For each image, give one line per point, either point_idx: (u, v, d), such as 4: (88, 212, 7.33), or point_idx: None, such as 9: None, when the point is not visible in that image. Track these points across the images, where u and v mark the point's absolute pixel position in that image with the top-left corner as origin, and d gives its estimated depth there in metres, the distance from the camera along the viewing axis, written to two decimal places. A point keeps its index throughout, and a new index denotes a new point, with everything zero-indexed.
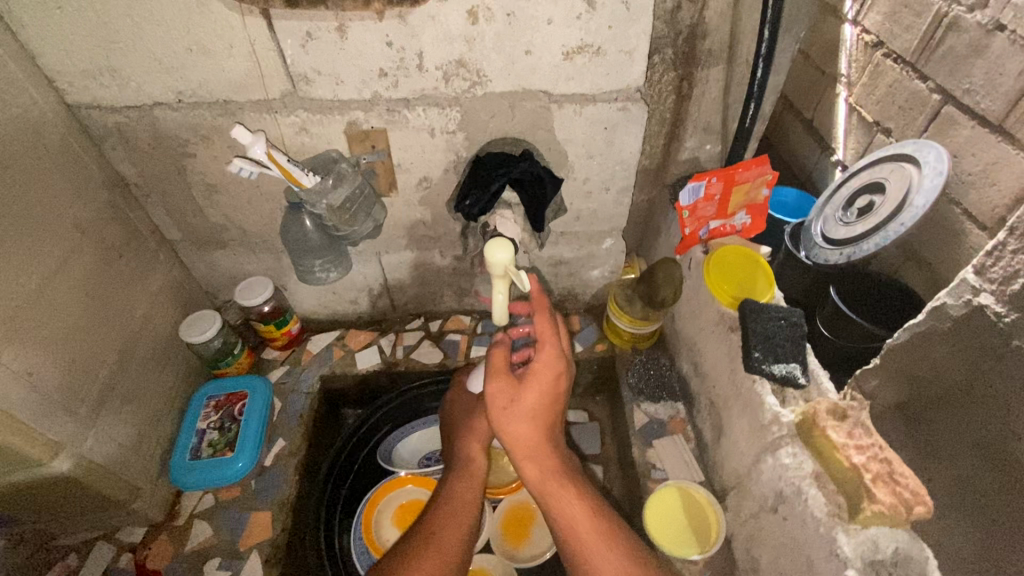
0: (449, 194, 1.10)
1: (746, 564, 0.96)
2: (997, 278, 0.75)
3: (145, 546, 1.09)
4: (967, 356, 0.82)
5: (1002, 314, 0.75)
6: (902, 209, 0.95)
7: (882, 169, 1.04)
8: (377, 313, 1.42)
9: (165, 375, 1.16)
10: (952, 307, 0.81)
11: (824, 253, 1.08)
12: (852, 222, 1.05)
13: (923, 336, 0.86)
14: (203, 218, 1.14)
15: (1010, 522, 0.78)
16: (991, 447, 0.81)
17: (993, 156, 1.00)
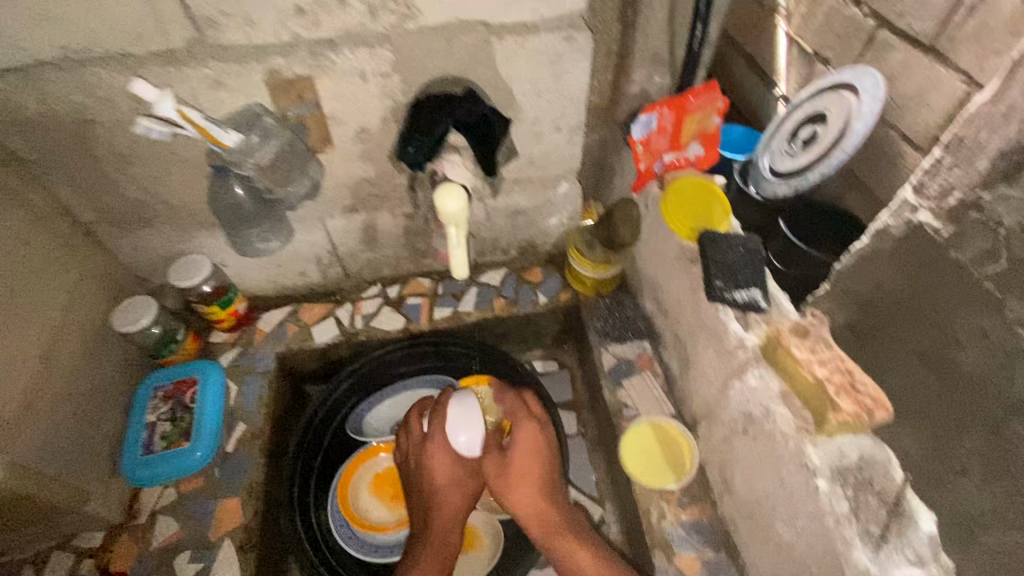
0: (391, 145, 1.03)
1: (720, 486, 0.99)
2: (934, 195, 0.74)
3: (106, 549, 1.02)
4: (910, 271, 0.79)
5: (939, 229, 0.74)
6: (845, 138, 0.95)
7: (821, 99, 1.01)
8: (329, 283, 1.34)
9: (102, 369, 1.07)
10: (894, 227, 0.79)
11: (773, 187, 1.07)
12: (797, 153, 1.04)
13: (866, 257, 0.83)
14: (119, 194, 1.03)
15: (952, 425, 0.76)
16: (935, 360, 0.78)
17: (926, 79, 1.00)
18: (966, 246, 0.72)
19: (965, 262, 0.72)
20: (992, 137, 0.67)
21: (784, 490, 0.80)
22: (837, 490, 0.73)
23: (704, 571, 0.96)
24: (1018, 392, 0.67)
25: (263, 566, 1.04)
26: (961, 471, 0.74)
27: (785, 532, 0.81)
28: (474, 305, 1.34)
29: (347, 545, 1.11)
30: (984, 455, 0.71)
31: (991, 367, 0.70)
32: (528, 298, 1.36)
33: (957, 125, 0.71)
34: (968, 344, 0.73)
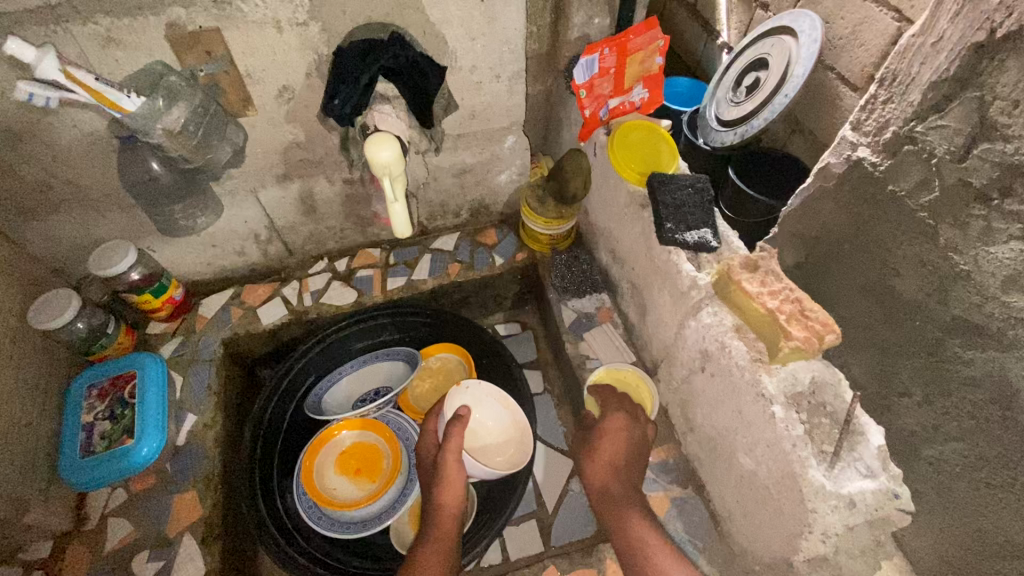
0: (318, 104, 0.96)
1: (683, 426, 1.01)
2: (872, 130, 0.76)
3: (56, 560, 0.96)
4: (850, 205, 0.80)
5: (877, 164, 0.75)
6: (784, 83, 0.95)
7: (765, 45, 1.02)
8: (271, 262, 1.27)
9: (25, 371, 0.98)
10: (836, 166, 0.81)
11: (720, 137, 1.08)
12: (741, 100, 1.04)
13: (814, 198, 0.85)
14: (15, 177, 0.93)
15: (894, 355, 0.78)
16: (875, 290, 0.79)
17: (861, 16, 0.98)
18: (901, 178, 0.72)
19: (901, 194, 0.72)
20: (924, 68, 0.67)
21: (742, 420, 0.82)
22: (793, 414, 0.74)
23: (673, 508, 0.98)
24: (952, 312, 0.69)
25: (229, 555, 1.00)
26: (905, 394, 0.77)
27: (746, 462, 0.83)
28: (428, 272, 1.30)
29: (317, 526, 1.06)
30: (920, 373, 0.74)
31: (928, 290, 0.71)
32: (484, 261, 1.32)
33: (890, 59, 0.72)
34: (904, 271, 0.74)
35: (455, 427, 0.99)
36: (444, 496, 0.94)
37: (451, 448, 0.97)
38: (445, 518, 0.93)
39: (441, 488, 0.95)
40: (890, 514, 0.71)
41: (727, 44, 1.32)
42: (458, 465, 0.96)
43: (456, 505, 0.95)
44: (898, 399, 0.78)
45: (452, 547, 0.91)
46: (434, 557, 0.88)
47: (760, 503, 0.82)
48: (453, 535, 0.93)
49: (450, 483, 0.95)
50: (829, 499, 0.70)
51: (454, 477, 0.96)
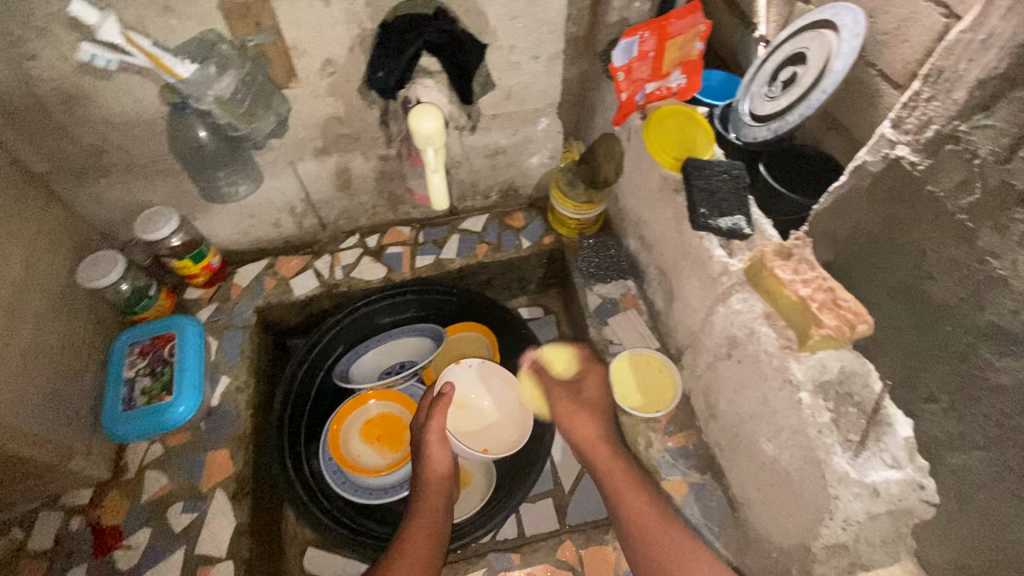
0: (360, 78, 0.98)
1: (706, 413, 1.01)
2: (912, 128, 0.74)
3: (96, 505, 1.01)
4: (886, 207, 0.78)
5: (917, 163, 0.73)
6: (822, 78, 0.91)
7: (802, 39, 0.98)
8: (305, 235, 1.30)
9: (72, 327, 1.03)
10: (872, 164, 0.79)
11: (752, 132, 1.04)
12: (777, 95, 1.00)
13: (846, 197, 0.83)
14: (71, 141, 0.97)
15: (921, 356, 0.77)
16: (907, 292, 0.78)
17: (909, 11, 0.89)
18: (941, 178, 0.71)
19: (940, 194, 0.71)
20: (970, 67, 0.66)
21: (767, 406, 0.82)
22: (820, 402, 0.75)
23: (691, 493, 0.99)
24: (986, 318, 0.68)
25: (258, 512, 1.05)
26: (930, 399, 0.76)
27: (768, 448, 0.83)
28: (456, 252, 1.32)
29: (341, 490, 1.11)
30: (952, 378, 0.73)
31: (962, 295, 0.70)
32: (511, 243, 1.33)
33: (936, 55, 0.69)
34: (940, 275, 0.73)
35: (437, 407, 1.02)
36: (428, 474, 0.99)
37: (432, 428, 1.01)
38: (431, 493, 0.98)
39: (424, 467, 1.00)
40: (914, 506, 0.71)
41: (766, 38, 1.24)
42: (440, 443, 1.01)
43: (441, 481, 0.99)
44: (922, 403, 0.78)
45: (439, 520, 0.94)
46: (423, 532, 0.92)
47: (780, 489, 0.82)
48: (439, 508, 0.96)
49: (432, 460, 1.00)
50: (852, 486, 0.71)
51: (435, 455, 1.00)
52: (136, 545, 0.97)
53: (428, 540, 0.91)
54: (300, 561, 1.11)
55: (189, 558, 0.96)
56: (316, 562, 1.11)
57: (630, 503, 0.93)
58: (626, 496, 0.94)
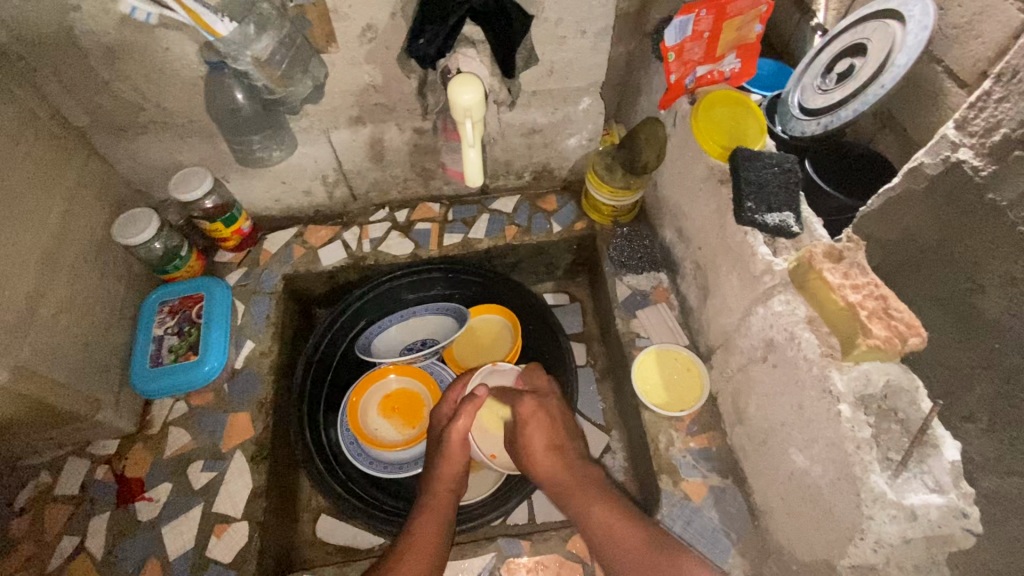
0: (399, 46, 0.96)
1: (732, 416, 0.97)
2: (978, 131, 0.67)
3: (121, 457, 1.04)
4: (939, 213, 0.73)
5: (980, 168, 0.67)
6: (882, 72, 0.84)
7: (865, 29, 0.90)
8: (335, 205, 1.29)
9: (105, 282, 1.05)
10: (929, 167, 0.72)
11: (801, 126, 0.97)
12: (830, 88, 0.93)
13: (897, 199, 0.76)
14: (110, 95, 0.98)
15: (969, 380, 0.72)
16: (951, 306, 0.74)
17: (983, 3, 0.81)
18: (1007, 186, 0.65)
19: (1004, 204, 0.65)
20: None
21: (801, 415, 0.78)
22: (860, 416, 0.71)
23: (710, 497, 0.96)
24: None
25: (275, 476, 1.06)
26: (966, 417, 0.72)
27: (798, 459, 0.80)
28: (485, 233, 1.29)
29: (357, 462, 1.12)
30: (991, 400, 0.69)
31: (1014, 311, 0.67)
32: (541, 226, 1.30)
33: (1014, 52, 0.63)
34: (992, 289, 0.69)
35: (466, 408, 0.97)
36: (444, 471, 0.95)
37: (457, 428, 0.96)
38: (442, 490, 0.94)
39: (441, 463, 0.95)
40: (953, 533, 0.66)
41: (823, 27, 1.13)
42: (462, 445, 0.96)
43: (455, 480, 0.95)
44: (955, 420, 0.74)
45: (447, 519, 0.90)
46: (430, 528, 0.88)
47: (808, 502, 0.78)
48: (448, 506, 0.92)
49: (450, 459, 0.95)
50: (887, 508, 0.67)
51: (455, 455, 0.95)
52: (157, 498, 1.00)
53: (432, 537, 0.87)
54: (313, 526, 1.13)
55: (207, 515, 0.98)
56: (328, 529, 1.13)
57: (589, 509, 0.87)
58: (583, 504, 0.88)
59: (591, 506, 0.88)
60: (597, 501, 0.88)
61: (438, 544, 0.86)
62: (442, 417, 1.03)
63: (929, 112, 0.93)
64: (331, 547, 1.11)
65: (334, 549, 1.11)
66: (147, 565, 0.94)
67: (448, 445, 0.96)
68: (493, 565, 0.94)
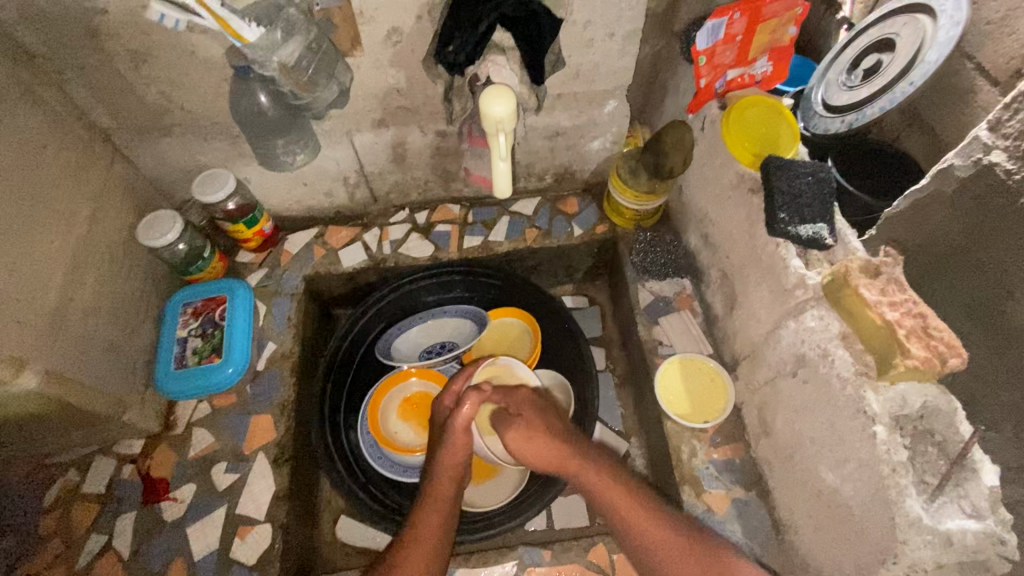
0: (424, 49, 0.95)
1: (757, 428, 0.96)
2: (1013, 133, 0.65)
3: (146, 456, 1.05)
4: (971, 216, 0.70)
5: (1012, 172, 0.65)
6: (911, 69, 0.81)
7: (894, 24, 0.87)
8: (355, 206, 1.29)
9: (130, 283, 1.06)
10: (960, 169, 0.70)
11: (825, 123, 0.94)
12: (855, 85, 0.90)
13: (924, 203, 0.74)
14: (136, 98, 0.98)
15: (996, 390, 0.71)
16: (978, 309, 0.71)
17: None
18: None
19: None
20: None
21: (833, 434, 0.77)
22: (897, 438, 0.69)
23: (733, 509, 0.94)
24: None
25: (297, 479, 1.07)
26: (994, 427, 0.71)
27: (828, 477, 0.78)
28: (505, 236, 1.28)
29: (378, 465, 1.13)
30: (1018, 408, 0.68)
31: None
32: (562, 229, 1.29)
33: None
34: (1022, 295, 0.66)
35: (471, 397, 0.97)
36: (446, 461, 0.93)
37: (460, 417, 0.95)
38: (445, 481, 0.92)
39: (445, 454, 0.94)
40: (989, 559, 0.64)
41: (848, 21, 1.10)
42: (464, 433, 0.95)
43: (459, 471, 0.93)
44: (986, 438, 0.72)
45: (450, 510, 0.89)
46: (434, 522, 0.87)
47: (839, 521, 0.77)
48: (452, 497, 0.91)
49: (455, 449, 0.94)
50: (923, 533, 0.65)
51: (460, 444, 0.94)
52: (183, 498, 1.01)
53: (434, 531, 0.86)
54: (333, 527, 1.14)
55: (231, 516, 0.99)
56: (348, 531, 1.14)
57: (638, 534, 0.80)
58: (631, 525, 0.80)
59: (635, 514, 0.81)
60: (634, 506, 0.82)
61: (442, 539, 0.85)
62: (443, 408, 1.02)
63: (958, 111, 0.90)
64: (352, 548, 1.12)
65: (354, 550, 1.12)
66: (173, 565, 0.95)
67: (452, 434, 0.95)
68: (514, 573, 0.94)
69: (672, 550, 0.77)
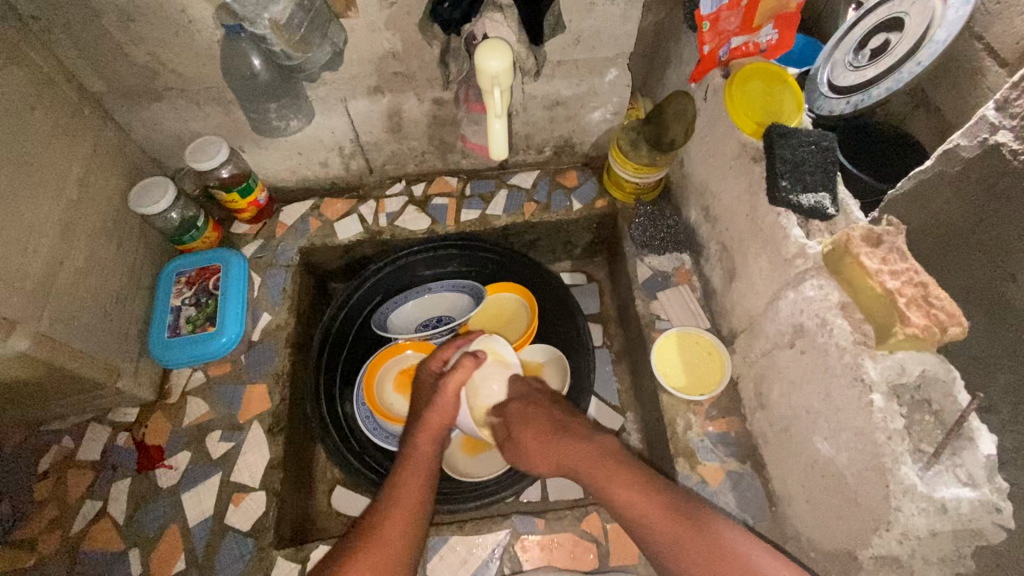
0: (420, 10, 0.92)
1: (753, 402, 0.96)
2: (1021, 112, 0.62)
3: (141, 424, 1.05)
4: (977, 198, 0.68)
5: (1019, 151, 0.62)
6: (919, 49, 0.78)
7: (904, 2, 0.83)
8: (352, 177, 1.28)
9: (123, 250, 1.04)
10: (965, 149, 0.67)
11: (829, 104, 0.92)
12: (861, 66, 0.87)
13: (930, 184, 0.71)
14: (126, 60, 0.96)
15: (993, 371, 0.69)
16: (983, 293, 0.69)
17: None
18: None
19: None
20: None
21: (829, 404, 0.76)
22: (893, 406, 0.68)
23: (727, 481, 0.94)
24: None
25: (291, 449, 1.07)
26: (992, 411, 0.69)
27: (823, 447, 0.78)
28: (504, 209, 1.27)
29: (373, 435, 1.12)
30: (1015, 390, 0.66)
31: None
32: (561, 203, 1.27)
33: None
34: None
35: (466, 362, 0.97)
36: (431, 421, 0.93)
37: (453, 379, 0.95)
38: (427, 440, 0.91)
39: (430, 412, 0.94)
40: (983, 527, 0.64)
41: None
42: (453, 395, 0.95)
43: (441, 431, 0.93)
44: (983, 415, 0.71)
45: (432, 469, 0.88)
46: (414, 478, 0.85)
47: (832, 492, 0.77)
48: (434, 456, 0.90)
49: (441, 409, 0.94)
50: (917, 501, 0.65)
51: (446, 404, 0.94)
52: (177, 466, 1.01)
53: (414, 492, 0.83)
54: (328, 497, 1.14)
55: (225, 484, 0.99)
56: (343, 501, 1.14)
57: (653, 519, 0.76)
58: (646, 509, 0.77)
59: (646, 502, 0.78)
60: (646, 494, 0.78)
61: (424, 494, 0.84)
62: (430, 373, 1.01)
63: (966, 92, 0.86)
64: (347, 518, 1.13)
65: (349, 520, 1.12)
66: (168, 531, 0.95)
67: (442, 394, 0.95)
68: (506, 542, 0.94)
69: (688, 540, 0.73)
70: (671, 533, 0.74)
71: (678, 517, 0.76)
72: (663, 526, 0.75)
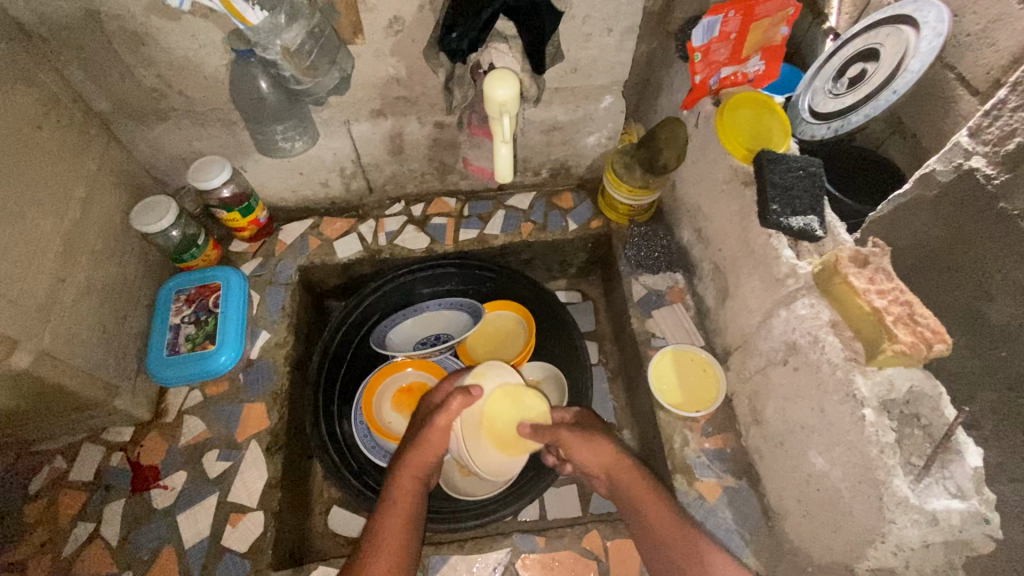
0: (425, 39, 0.96)
1: (748, 418, 0.98)
2: (993, 138, 0.66)
3: (136, 444, 1.03)
4: (951, 220, 0.72)
5: (992, 176, 0.66)
6: (894, 78, 0.83)
7: (877, 34, 0.89)
8: (352, 197, 1.30)
9: (123, 267, 1.05)
10: (942, 175, 0.71)
11: (811, 129, 0.97)
12: (841, 93, 0.92)
13: (906, 206, 0.76)
14: (134, 82, 0.98)
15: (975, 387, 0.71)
16: (960, 312, 0.72)
17: (998, 11, 0.80)
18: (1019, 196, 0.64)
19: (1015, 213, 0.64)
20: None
21: (823, 419, 0.79)
22: (885, 421, 0.71)
23: (724, 497, 0.96)
24: None
25: (289, 467, 1.06)
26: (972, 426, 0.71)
27: (817, 461, 0.80)
28: (501, 229, 1.29)
29: (371, 455, 1.14)
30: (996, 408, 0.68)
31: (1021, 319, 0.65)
32: (557, 223, 1.30)
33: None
34: (1000, 298, 0.67)
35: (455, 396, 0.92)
36: (415, 459, 0.90)
37: (443, 414, 0.91)
38: (405, 477, 0.89)
39: (413, 449, 0.91)
40: (973, 538, 0.66)
41: (835, 31, 1.12)
42: (441, 431, 0.91)
43: (422, 467, 0.90)
44: None
45: (414, 510, 0.86)
46: (395, 522, 0.83)
47: (827, 506, 0.79)
48: (413, 496, 0.87)
49: (425, 449, 0.91)
50: (910, 512, 0.67)
51: (432, 441, 0.91)
52: (173, 486, 1.00)
53: (398, 535, 0.82)
54: (325, 518, 1.13)
55: (222, 503, 0.98)
56: (341, 521, 1.13)
57: (638, 494, 0.87)
58: (637, 498, 0.87)
59: (647, 504, 0.85)
60: (649, 495, 0.86)
61: (406, 541, 0.82)
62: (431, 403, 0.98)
63: (940, 120, 0.91)
64: (344, 539, 1.11)
65: (346, 541, 1.11)
66: (163, 552, 0.94)
67: (429, 431, 0.91)
68: (507, 560, 0.94)
69: (665, 524, 0.82)
70: (654, 507, 0.85)
71: (662, 497, 0.86)
72: (664, 528, 0.82)
